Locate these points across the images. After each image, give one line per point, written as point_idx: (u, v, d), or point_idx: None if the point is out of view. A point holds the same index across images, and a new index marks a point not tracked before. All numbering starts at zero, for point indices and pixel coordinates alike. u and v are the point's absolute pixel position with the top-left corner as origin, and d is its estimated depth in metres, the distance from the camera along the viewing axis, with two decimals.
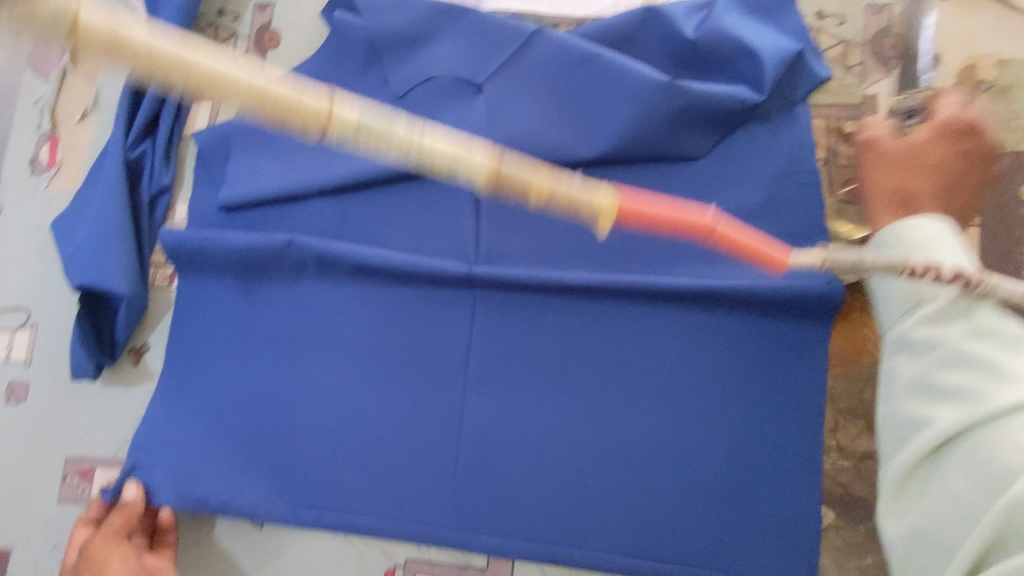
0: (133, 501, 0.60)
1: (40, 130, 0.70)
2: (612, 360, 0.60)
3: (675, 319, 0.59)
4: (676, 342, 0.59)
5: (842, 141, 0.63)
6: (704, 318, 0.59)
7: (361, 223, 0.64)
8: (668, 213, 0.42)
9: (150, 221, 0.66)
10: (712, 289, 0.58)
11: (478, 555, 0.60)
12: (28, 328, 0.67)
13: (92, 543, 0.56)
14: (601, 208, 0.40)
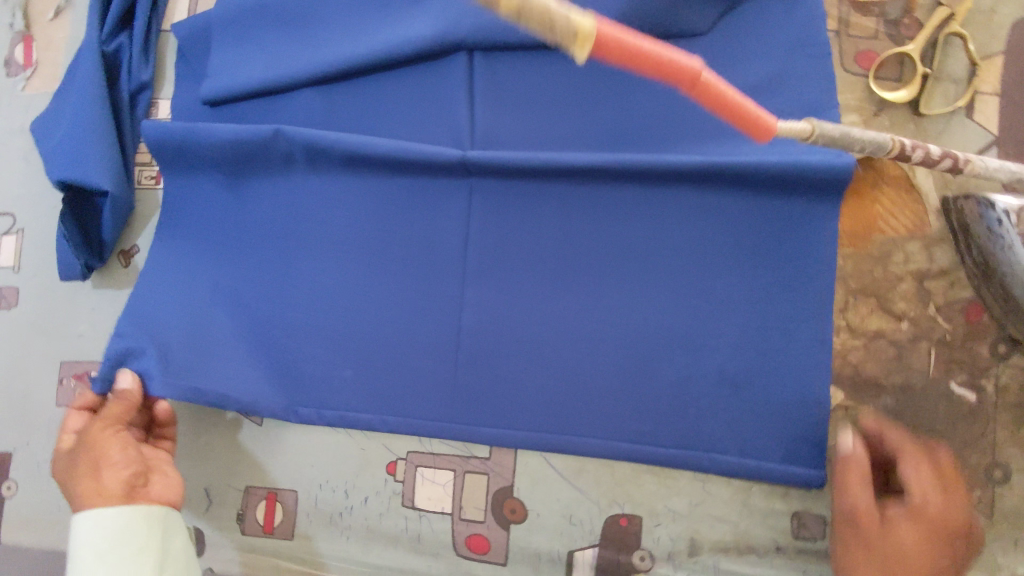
0: (131, 390, 0.59)
1: (13, 30, 0.67)
2: (614, 247, 0.58)
3: (680, 202, 0.57)
4: (682, 226, 0.57)
5: (854, 11, 0.58)
6: (711, 199, 0.56)
7: (350, 114, 0.61)
8: (649, 48, 0.34)
9: (131, 118, 0.63)
10: (722, 167, 0.55)
11: (480, 445, 0.58)
12: (14, 234, 0.65)
13: (90, 431, 0.55)
14: (578, 29, 0.31)
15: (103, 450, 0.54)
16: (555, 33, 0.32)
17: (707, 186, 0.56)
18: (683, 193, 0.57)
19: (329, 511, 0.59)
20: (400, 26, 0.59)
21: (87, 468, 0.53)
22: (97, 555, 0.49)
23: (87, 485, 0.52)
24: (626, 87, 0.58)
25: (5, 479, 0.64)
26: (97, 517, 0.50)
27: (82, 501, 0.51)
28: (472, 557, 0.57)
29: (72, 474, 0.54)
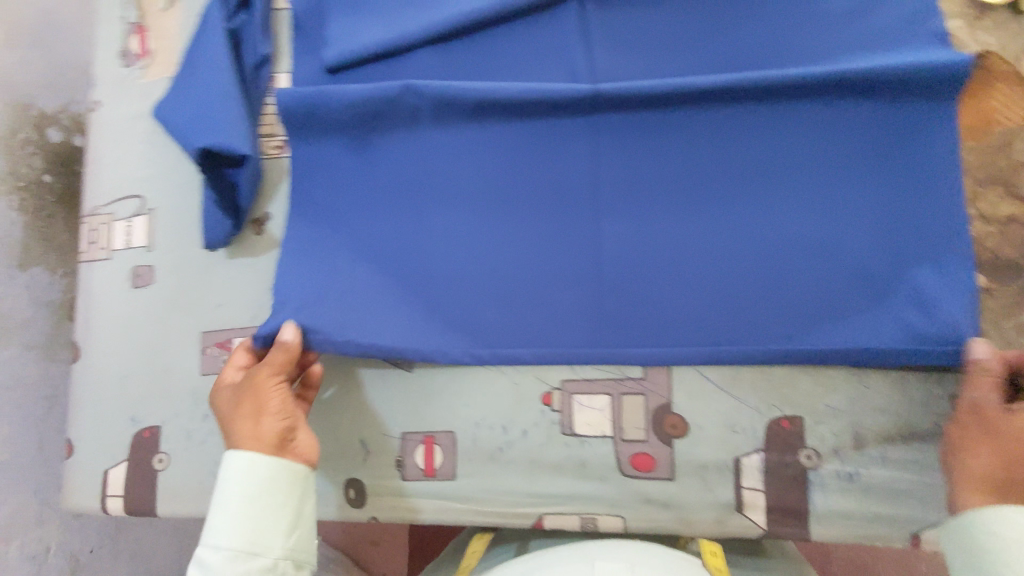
0: (292, 343, 0.58)
1: (127, 21, 0.70)
2: (757, 163, 0.58)
3: (819, 116, 0.57)
4: (823, 135, 0.57)
5: None
6: (849, 108, 0.57)
7: (469, 66, 0.64)
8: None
9: (256, 90, 0.66)
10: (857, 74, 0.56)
11: (633, 367, 0.59)
12: (144, 215, 0.67)
13: (254, 376, 0.56)
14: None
15: (267, 398, 0.55)
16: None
17: (844, 94, 0.57)
18: (823, 103, 0.57)
19: (488, 447, 0.60)
20: None
21: (251, 411, 0.54)
22: (232, 502, 0.51)
23: (248, 430, 0.53)
24: (739, 11, 0.60)
25: (155, 454, 0.64)
26: (250, 464, 0.52)
27: (239, 443, 0.53)
28: (638, 476, 0.58)
29: (231, 410, 0.55)
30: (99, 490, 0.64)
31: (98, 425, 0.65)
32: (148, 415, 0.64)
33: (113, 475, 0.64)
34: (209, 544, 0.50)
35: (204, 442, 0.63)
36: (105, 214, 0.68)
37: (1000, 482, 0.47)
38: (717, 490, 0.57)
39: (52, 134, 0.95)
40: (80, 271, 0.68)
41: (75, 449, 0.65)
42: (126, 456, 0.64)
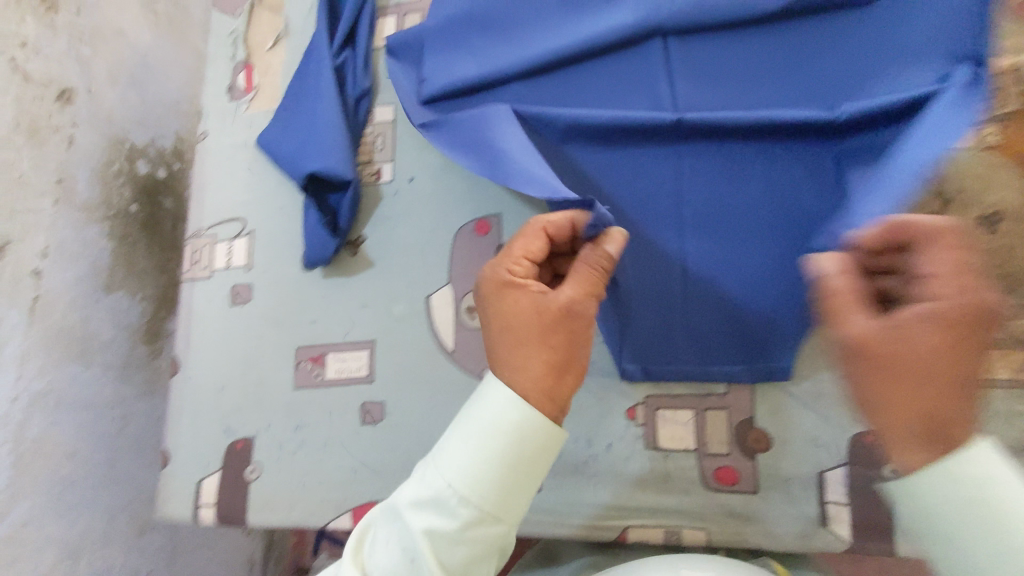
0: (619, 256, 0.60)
1: (236, 58, 0.76)
2: (814, 192, 0.62)
3: (856, 148, 0.61)
4: (862, 163, 0.61)
5: None
6: (887, 139, 0.60)
7: (556, 99, 0.69)
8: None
9: (355, 120, 0.71)
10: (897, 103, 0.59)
11: (716, 383, 0.62)
12: (246, 236, 0.72)
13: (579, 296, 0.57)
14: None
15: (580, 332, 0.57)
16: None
17: (881, 130, 0.61)
18: (859, 137, 0.61)
19: (573, 460, 0.62)
20: (601, 19, 0.68)
21: (542, 349, 0.56)
22: (489, 466, 0.52)
23: (526, 378, 0.55)
24: (813, 50, 0.64)
25: (248, 464, 0.66)
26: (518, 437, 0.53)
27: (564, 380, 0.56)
28: (722, 490, 0.59)
29: (551, 332, 0.56)
30: (192, 500, 0.66)
31: (193, 436, 0.68)
32: (243, 426, 0.67)
33: (206, 484, 0.66)
34: (448, 480, 0.53)
35: (297, 452, 0.66)
36: (209, 236, 0.72)
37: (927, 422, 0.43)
38: (802, 504, 0.58)
39: (140, 166, 1.02)
40: (182, 289, 0.72)
41: (169, 460, 0.68)
42: (219, 466, 0.66)
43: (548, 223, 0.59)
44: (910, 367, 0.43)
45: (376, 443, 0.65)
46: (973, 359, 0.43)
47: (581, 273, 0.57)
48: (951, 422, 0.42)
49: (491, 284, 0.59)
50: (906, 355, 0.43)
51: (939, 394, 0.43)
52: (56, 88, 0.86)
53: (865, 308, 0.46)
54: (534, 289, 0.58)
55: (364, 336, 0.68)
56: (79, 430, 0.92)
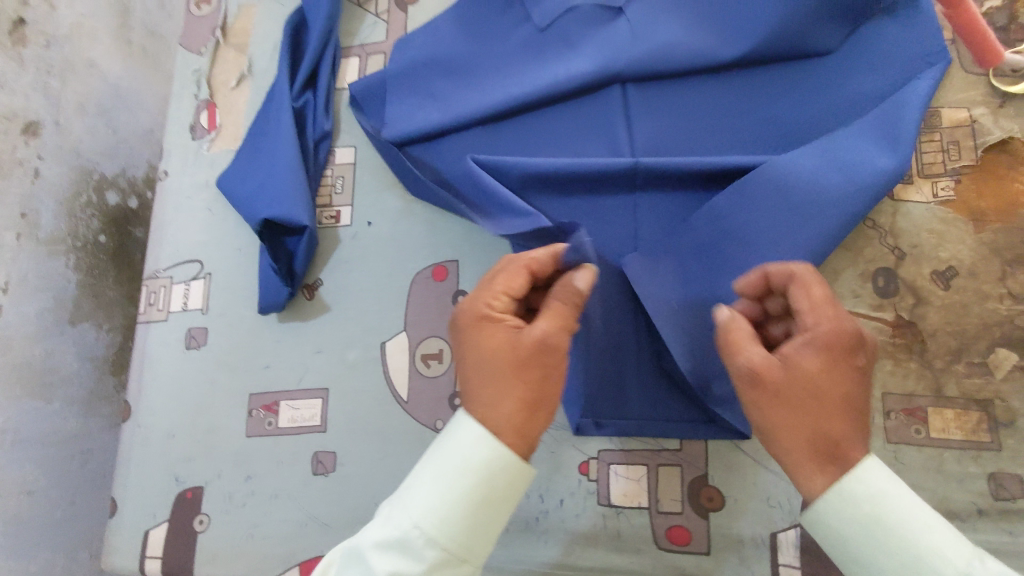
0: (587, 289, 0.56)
1: (199, 97, 0.76)
2: (739, 232, 0.59)
3: (767, 185, 0.58)
4: (769, 208, 0.58)
5: None
6: (796, 179, 0.58)
7: (515, 145, 0.68)
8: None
9: (315, 162, 0.70)
10: (804, 159, 0.59)
11: (669, 439, 0.61)
12: (202, 278, 0.71)
13: (553, 335, 0.53)
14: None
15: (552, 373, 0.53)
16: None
17: (795, 167, 0.58)
18: (774, 173, 0.58)
19: (525, 516, 0.61)
20: (561, 65, 0.67)
21: (519, 388, 0.53)
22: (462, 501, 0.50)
23: (501, 416, 0.52)
24: (771, 99, 0.64)
25: (196, 514, 0.65)
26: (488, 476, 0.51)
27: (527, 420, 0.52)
28: (674, 549, 0.58)
29: (513, 370, 0.52)
30: (138, 551, 0.65)
31: (143, 484, 0.67)
32: (192, 475, 0.66)
33: (154, 534, 0.65)
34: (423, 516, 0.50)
35: (245, 504, 0.65)
36: (165, 277, 0.72)
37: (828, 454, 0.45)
38: (754, 565, 0.57)
39: (109, 196, 1.01)
40: (137, 332, 0.71)
41: (118, 508, 0.67)
42: (167, 516, 0.65)
43: (533, 258, 0.56)
44: (800, 395, 0.45)
45: (326, 494, 0.64)
46: (855, 387, 0.46)
47: (561, 308, 0.54)
48: (841, 441, 0.45)
49: (469, 318, 0.56)
50: (797, 386, 0.45)
51: (830, 417, 0.45)
52: (20, 123, 0.86)
53: (753, 342, 0.48)
54: (509, 324, 0.55)
55: (318, 383, 0.67)
56: (40, 466, 0.91)
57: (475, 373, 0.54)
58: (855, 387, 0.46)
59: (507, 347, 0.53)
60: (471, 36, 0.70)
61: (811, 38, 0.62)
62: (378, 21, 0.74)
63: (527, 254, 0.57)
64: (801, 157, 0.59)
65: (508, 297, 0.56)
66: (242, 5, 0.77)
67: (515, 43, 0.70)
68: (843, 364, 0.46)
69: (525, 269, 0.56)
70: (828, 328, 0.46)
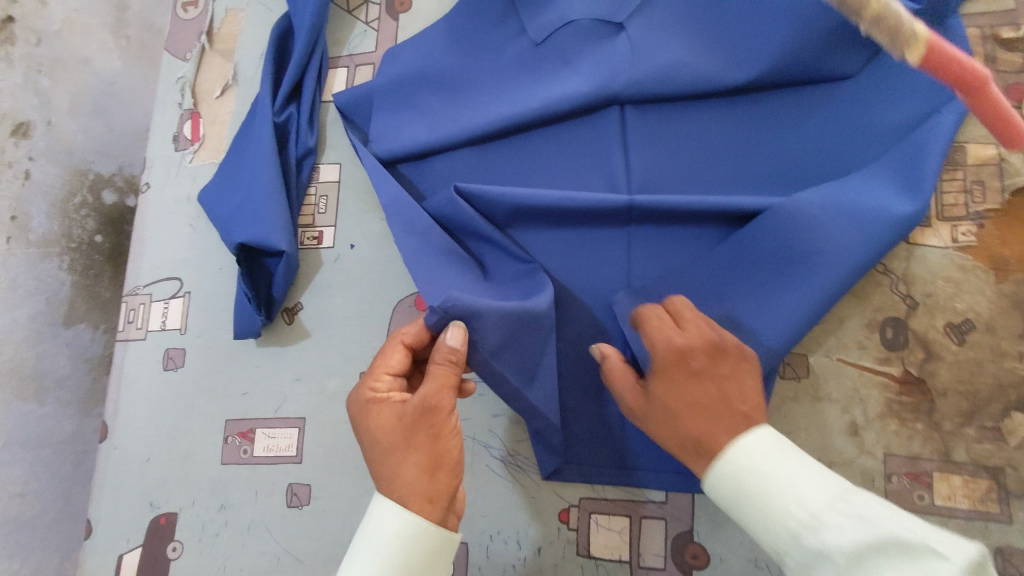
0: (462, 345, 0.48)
1: (183, 106, 0.73)
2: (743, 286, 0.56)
3: (769, 241, 0.55)
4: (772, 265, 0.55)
5: (1000, 47, 0.59)
6: (802, 235, 0.54)
7: (506, 169, 0.64)
8: (960, 59, 0.44)
9: (298, 180, 0.67)
10: (813, 212, 0.54)
11: (655, 490, 0.58)
12: (182, 298, 0.69)
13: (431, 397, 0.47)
14: (917, 36, 0.42)
15: (441, 433, 0.47)
16: (898, 41, 0.43)
17: (800, 219, 0.54)
18: (780, 226, 0.55)
19: (500, 563, 0.59)
20: (555, 85, 0.63)
21: (410, 454, 0.47)
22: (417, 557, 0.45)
23: (402, 486, 0.46)
24: (780, 129, 0.59)
25: (170, 541, 0.64)
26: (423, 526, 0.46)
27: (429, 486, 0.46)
28: None
29: (399, 442, 0.47)
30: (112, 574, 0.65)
31: (118, 507, 0.66)
32: (167, 501, 0.65)
33: (128, 559, 0.65)
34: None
35: (219, 533, 0.64)
36: (145, 294, 0.70)
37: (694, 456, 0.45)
38: None
39: (105, 196, 0.96)
40: (116, 350, 0.69)
41: (92, 529, 0.66)
42: (141, 541, 0.65)
43: (405, 332, 0.52)
44: (663, 411, 0.48)
45: (301, 528, 0.62)
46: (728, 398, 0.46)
47: (435, 368, 0.47)
48: (704, 440, 0.45)
49: (353, 405, 0.50)
50: (660, 404, 0.48)
51: (700, 418, 0.46)
52: None
53: (625, 376, 0.52)
54: (395, 398, 0.49)
55: (296, 413, 0.65)
56: (31, 468, 0.90)
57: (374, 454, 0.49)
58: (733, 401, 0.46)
59: (390, 421, 0.48)
60: (462, 49, 0.67)
61: (825, 65, 0.57)
62: (368, 30, 0.71)
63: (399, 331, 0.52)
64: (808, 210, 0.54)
65: (392, 375, 0.51)
66: (229, 8, 0.74)
67: (508, 59, 0.66)
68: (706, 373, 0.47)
69: (399, 345, 0.51)
70: (689, 342, 0.48)
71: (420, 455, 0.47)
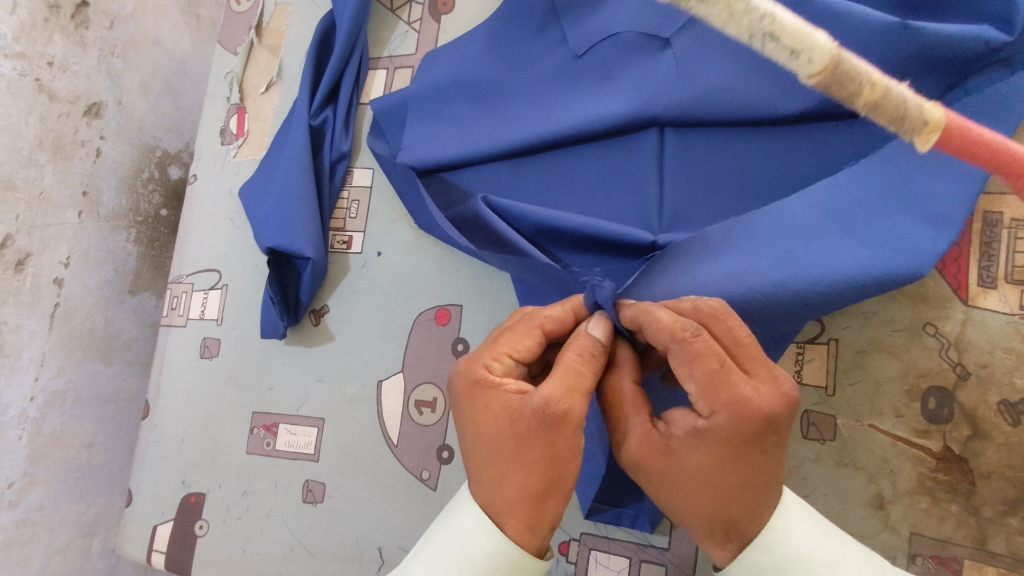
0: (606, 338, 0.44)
1: (230, 101, 0.75)
2: (765, 335, 0.49)
3: (773, 276, 0.45)
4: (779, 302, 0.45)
5: None
6: (811, 266, 0.44)
7: (533, 187, 0.62)
8: (988, 137, 0.32)
9: (331, 185, 0.68)
10: (830, 247, 0.44)
11: (658, 534, 0.56)
12: (220, 290, 0.72)
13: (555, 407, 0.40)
14: (930, 122, 0.29)
15: (564, 450, 0.42)
16: (902, 126, 0.30)
17: (813, 252, 0.44)
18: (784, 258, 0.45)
19: None
20: (593, 101, 0.59)
21: (522, 469, 0.42)
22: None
23: (502, 500, 0.43)
24: (833, 167, 0.52)
25: (198, 519, 0.68)
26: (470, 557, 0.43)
27: (530, 508, 0.43)
28: None
29: (512, 450, 0.42)
30: (147, 542, 0.70)
31: (155, 482, 0.71)
32: (197, 482, 0.69)
33: (161, 530, 0.70)
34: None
35: (240, 519, 0.67)
36: (188, 283, 0.73)
37: (720, 530, 0.41)
38: None
39: (172, 172, 1.05)
40: (160, 333, 0.74)
41: (133, 499, 0.72)
42: (173, 516, 0.69)
43: (545, 317, 0.45)
44: (686, 482, 0.40)
45: (313, 524, 0.65)
46: (753, 464, 0.39)
47: (563, 371, 0.41)
48: (737, 521, 0.40)
49: (457, 387, 0.45)
50: (679, 472, 0.40)
51: (722, 498, 0.40)
52: (83, 104, 0.89)
53: (639, 412, 0.43)
54: (509, 389, 0.43)
55: (315, 413, 0.66)
56: (98, 423, 0.97)
57: (477, 451, 0.44)
58: (762, 463, 0.39)
59: (500, 421, 0.43)
60: (499, 57, 0.64)
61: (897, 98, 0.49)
62: (409, 30, 0.70)
63: (537, 313, 0.46)
64: (823, 243, 0.45)
65: (513, 360, 0.45)
66: (278, 3, 0.75)
67: (546, 69, 0.62)
68: (726, 442, 0.38)
69: (534, 332, 0.45)
70: (704, 405, 0.38)
71: (530, 475, 0.42)
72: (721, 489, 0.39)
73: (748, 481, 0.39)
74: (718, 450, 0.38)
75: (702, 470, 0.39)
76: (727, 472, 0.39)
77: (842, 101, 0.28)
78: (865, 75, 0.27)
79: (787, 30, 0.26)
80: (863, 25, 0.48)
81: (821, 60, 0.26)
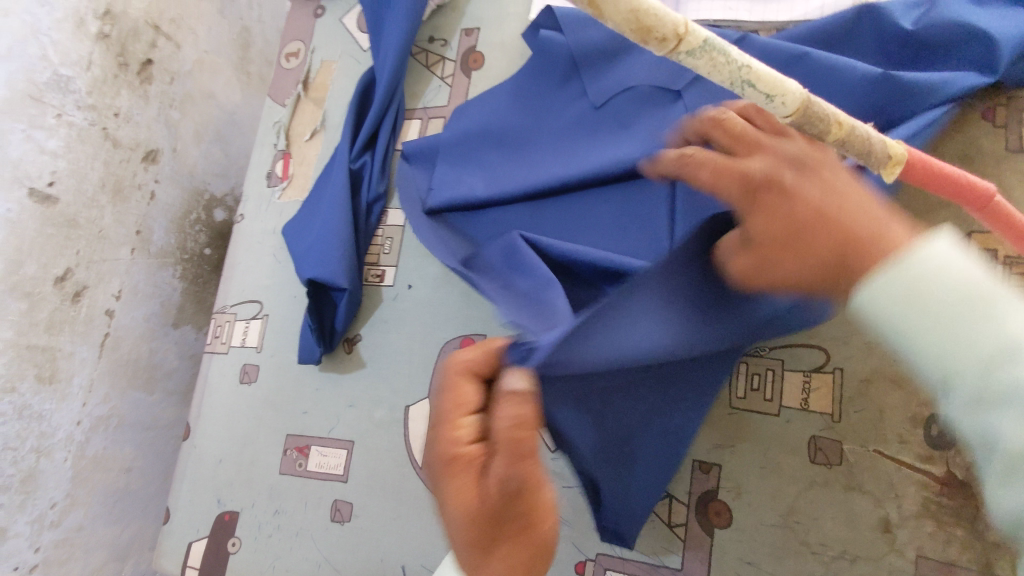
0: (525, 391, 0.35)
1: (277, 147, 0.82)
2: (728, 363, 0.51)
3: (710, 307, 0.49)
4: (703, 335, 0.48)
5: None
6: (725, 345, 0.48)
7: (554, 225, 0.67)
8: (949, 172, 0.45)
9: (367, 223, 0.74)
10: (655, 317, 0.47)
11: (671, 556, 0.58)
12: (261, 319, 0.77)
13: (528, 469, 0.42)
14: (892, 158, 0.44)
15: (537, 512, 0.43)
16: (872, 160, 0.44)
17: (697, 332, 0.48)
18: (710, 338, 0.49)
19: None
20: (610, 147, 0.64)
21: None
22: None
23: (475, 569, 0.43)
24: None
25: (232, 537, 0.72)
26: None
27: None
28: None
29: None
30: (182, 559, 0.73)
31: (193, 500, 0.75)
32: (232, 501, 0.73)
33: (196, 547, 0.73)
34: None
35: (271, 536, 0.70)
36: (232, 313, 0.79)
37: (832, 270, 0.36)
38: None
39: (218, 214, 1.13)
40: (204, 360, 0.79)
41: (171, 517, 0.76)
42: (207, 534, 0.73)
43: (464, 363, 0.38)
44: (792, 243, 0.38)
45: (340, 542, 0.67)
46: (783, 197, 0.39)
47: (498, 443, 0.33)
48: (854, 246, 0.35)
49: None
50: (778, 257, 0.39)
51: (838, 243, 0.36)
52: (142, 150, 0.97)
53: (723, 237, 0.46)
54: None
55: (345, 436, 0.70)
56: (137, 449, 1.02)
57: None
58: (802, 180, 0.39)
59: None
60: (525, 108, 0.70)
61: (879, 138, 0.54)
62: (443, 85, 0.77)
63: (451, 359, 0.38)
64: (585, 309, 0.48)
65: None
66: (324, 61, 0.82)
67: (568, 119, 0.68)
68: (749, 193, 0.41)
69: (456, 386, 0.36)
70: (720, 194, 0.43)
71: None
72: (829, 225, 0.37)
73: (853, 231, 0.36)
74: (811, 239, 0.37)
75: (816, 253, 0.37)
76: (838, 254, 0.36)
77: (820, 135, 0.43)
78: (834, 117, 0.42)
79: (761, 80, 0.36)
80: (846, 73, 0.54)
81: (794, 101, 0.38)
